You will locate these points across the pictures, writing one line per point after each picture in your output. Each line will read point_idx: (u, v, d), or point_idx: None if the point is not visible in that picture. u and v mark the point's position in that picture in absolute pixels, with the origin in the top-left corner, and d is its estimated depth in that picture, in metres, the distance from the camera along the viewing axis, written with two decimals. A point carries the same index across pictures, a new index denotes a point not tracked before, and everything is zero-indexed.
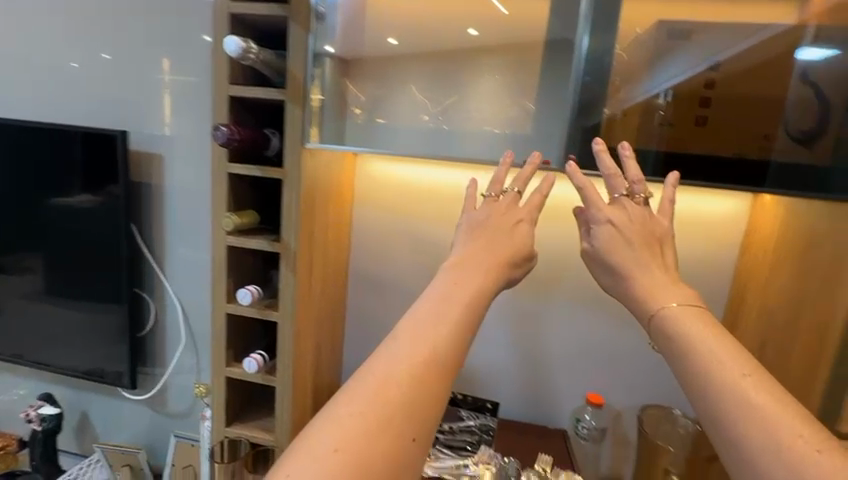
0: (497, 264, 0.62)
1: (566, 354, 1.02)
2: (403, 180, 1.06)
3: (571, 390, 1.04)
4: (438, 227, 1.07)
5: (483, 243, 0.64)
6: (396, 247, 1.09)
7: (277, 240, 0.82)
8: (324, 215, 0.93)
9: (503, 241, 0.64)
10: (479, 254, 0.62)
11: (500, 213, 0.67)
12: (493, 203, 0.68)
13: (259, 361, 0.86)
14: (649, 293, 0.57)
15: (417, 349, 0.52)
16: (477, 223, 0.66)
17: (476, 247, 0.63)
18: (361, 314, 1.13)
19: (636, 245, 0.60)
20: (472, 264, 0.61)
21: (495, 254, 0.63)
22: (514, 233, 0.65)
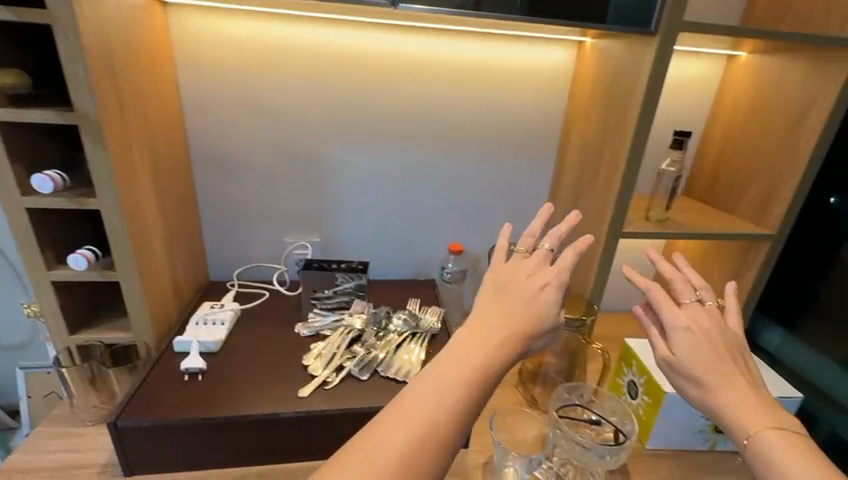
0: (498, 340, 0.56)
1: (427, 210, 1.14)
2: (238, 42, 0.94)
3: (433, 243, 1.17)
4: (286, 98, 1.00)
5: (495, 315, 0.58)
6: (243, 124, 1.01)
7: (68, 110, 0.66)
8: (137, 82, 0.78)
9: (510, 311, 0.59)
10: (490, 326, 0.57)
11: (524, 275, 0.62)
12: (519, 267, 0.64)
13: (90, 259, 0.76)
14: (738, 410, 0.58)
15: (417, 424, 0.48)
16: (508, 287, 0.62)
17: (489, 320, 0.58)
18: (218, 202, 1.07)
19: (709, 345, 0.62)
20: (476, 340, 0.56)
21: (505, 328, 0.57)
22: (527, 303, 0.60)
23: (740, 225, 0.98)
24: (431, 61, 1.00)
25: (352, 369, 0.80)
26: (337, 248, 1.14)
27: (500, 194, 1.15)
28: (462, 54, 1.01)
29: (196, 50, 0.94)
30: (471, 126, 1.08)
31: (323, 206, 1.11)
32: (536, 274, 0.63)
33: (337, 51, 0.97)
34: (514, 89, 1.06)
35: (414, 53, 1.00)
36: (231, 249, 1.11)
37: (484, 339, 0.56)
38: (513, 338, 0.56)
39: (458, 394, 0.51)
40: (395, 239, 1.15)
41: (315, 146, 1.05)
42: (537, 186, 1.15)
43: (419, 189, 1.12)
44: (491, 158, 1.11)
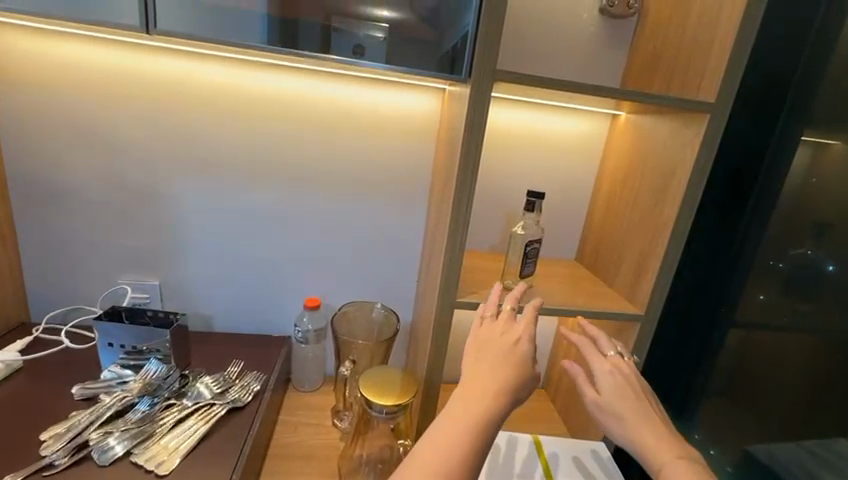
0: (498, 383, 0.54)
1: (283, 260, 1.02)
2: (60, 62, 0.85)
3: (290, 295, 1.05)
4: (118, 127, 0.90)
5: (482, 369, 0.55)
6: (68, 152, 0.90)
7: None
8: None
9: (497, 363, 0.56)
10: (486, 374, 0.54)
11: (498, 333, 0.60)
12: (488, 326, 0.62)
13: None
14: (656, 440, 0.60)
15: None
16: (487, 346, 0.59)
17: (481, 371, 0.55)
18: (40, 236, 0.95)
19: (629, 388, 0.66)
20: (470, 388, 0.53)
21: (495, 378, 0.54)
22: (505, 357, 0.57)
23: (614, 302, 0.84)
24: (285, 98, 0.92)
25: (91, 451, 0.65)
26: (181, 296, 1.02)
27: (367, 247, 1.04)
28: (318, 93, 0.92)
29: (14, 67, 0.85)
30: (331, 170, 0.98)
31: (162, 248, 0.98)
32: (508, 322, 0.62)
33: (179, 82, 0.89)
34: (378, 134, 0.96)
35: (264, 89, 0.91)
36: (54, 288, 0.98)
37: (485, 387, 0.53)
38: (509, 386, 0.54)
39: (463, 438, 0.48)
40: (248, 288, 1.03)
41: (152, 181, 0.94)
42: (413, 239, 1.04)
43: (273, 235, 1.01)
44: (355, 207, 1.01)
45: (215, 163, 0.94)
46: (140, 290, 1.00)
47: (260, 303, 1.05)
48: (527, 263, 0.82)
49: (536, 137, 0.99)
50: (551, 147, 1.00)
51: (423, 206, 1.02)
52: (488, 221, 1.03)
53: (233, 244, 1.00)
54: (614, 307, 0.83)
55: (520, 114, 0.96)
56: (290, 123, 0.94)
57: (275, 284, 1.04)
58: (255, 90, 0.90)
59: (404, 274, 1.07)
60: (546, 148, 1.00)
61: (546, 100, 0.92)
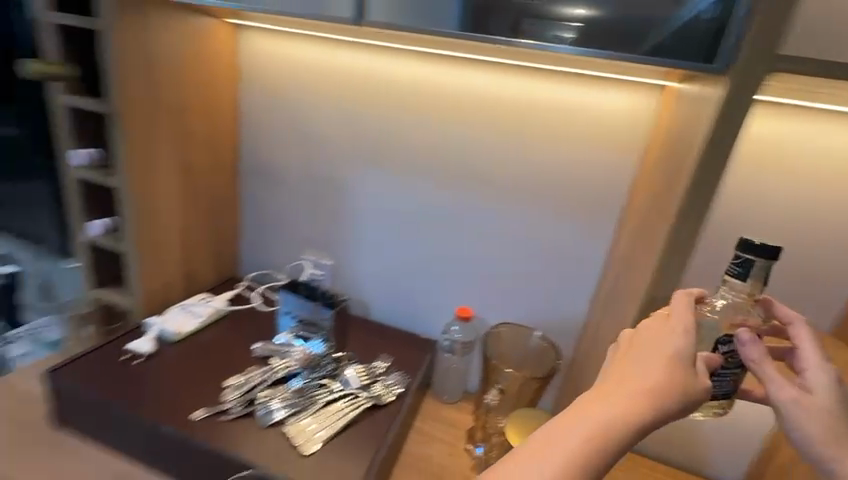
0: (646, 390, 0.42)
1: (442, 264, 0.99)
2: (288, 62, 0.97)
3: (445, 298, 1.01)
4: (322, 119, 0.99)
5: (627, 365, 0.45)
6: (282, 140, 1.03)
7: (106, 101, 0.79)
8: (177, 93, 0.88)
9: (644, 366, 0.44)
10: (632, 378, 0.43)
11: (656, 335, 0.47)
12: (650, 326, 0.49)
13: (107, 227, 0.88)
14: None
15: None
16: (639, 344, 0.47)
17: (626, 368, 0.45)
18: (253, 211, 1.12)
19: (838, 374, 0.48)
20: (610, 390, 0.43)
21: (648, 378, 0.43)
22: (665, 361, 0.44)
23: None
24: (473, 95, 0.87)
25: (256, 410, 0.73)
26: (347, 279, 1.08)
27: (533, 265, 0.92)
28: (511, 89, 0.84)
29: (256, 67, 1.00)
30: (510, 177, 0.89)
31: (338, 235, 1.06)
32: (673, 316, 0.48)
33: (375, 77, 0.92)
34: (570, 139, 0.83)
35: (454, 85, 0.87)
36: (258, 257, 1.15)
37: (625, 391, 0.42)
38: (663, 391, 0.42)
39: (588, 440, 0.40)
40: (405, 286, 1.04)
41: (340, 172, 1.01)
42: (593, 264, 0.88)
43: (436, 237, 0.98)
44: (531, 218, 0.90)
45: (396, 158, 0.95)
46: (316, 266, 1.09)
47: (414, 300, 1.04)
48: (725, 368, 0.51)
49: (801, 154, 0.71)
50: (824, 170, 0.71)
51: (612, 227, 0.85)
52: (706, 260, 0.79)
53: (398, 240, 1.01)
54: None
55: (779, 122, 0.71)
56: (475, 121, 0.88)
57: (432, 286, 1.02)
58: (445, 87, 0.88)
59: (573, 301, 0.92)
60: (817, 172, 0.71)
61: (834, 103, 0.64)
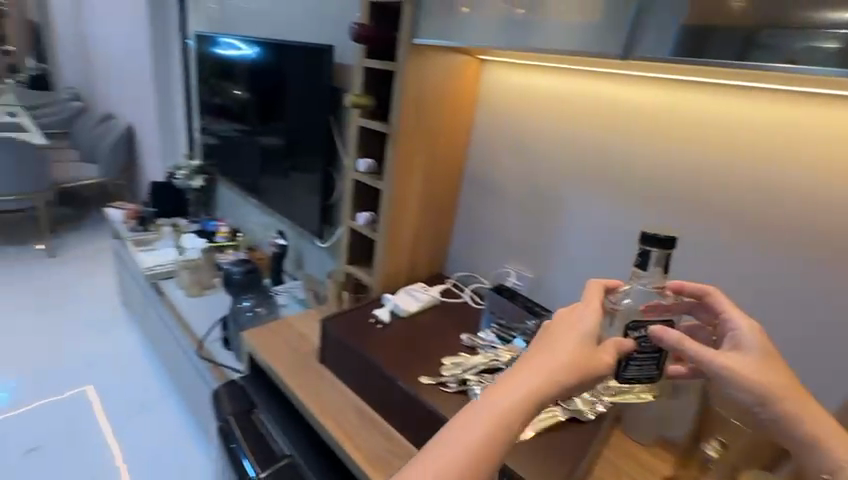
0: (559, 366, 0.53)
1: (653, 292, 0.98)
2: (525, 94, 1.12)
3: None
4: (549, 145, 1.10)
5: (549, 335, 0.58)
6: (506, 161, 1.18)
7: (389, 125, 1.02)
8: (435, 118, 1.08)
9: (551, 341, 0.57)
10: (547, 355, 0.55)
11: (568, 323, 0.59)
12: (565, 316, 0.60)
13: (368, 219, 1.14)
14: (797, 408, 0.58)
15: (489, 430, 0.49)
16: (551, 326, 0.59)
17: (550, 347, 0.56)
18: (467, 219, 1.29)
19: (761, 340, 0.62)
20: (539, 361, 0.54)
21: (567, 354, 0.55)
22: (572, 340, 0.57)
23: (815, 410, 0.58)
24: (721, 121, 0.86)
25: (470, 389, 0.84)
26: (547, 290, 1.15)
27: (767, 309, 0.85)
28: (771, 114, 0.80)
29: (496, 98, 1.17)
30: (751, 211, 0.84)
31: (544, 249, 1.14)
32: (577, 309, 0.61)
33: (611, 103, 0.99)
34: (797, 170, 0.79)
35: (698, 111, 0.88)
36: (462, 259, 1.31)
37: (529, 352, 0.56)
38: (566, 362, 0.54)
39: (523, 400, 0.51)
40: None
41: (558, 193, 1.11)
42: None
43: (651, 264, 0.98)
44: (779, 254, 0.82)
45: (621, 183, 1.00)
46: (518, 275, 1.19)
47: None
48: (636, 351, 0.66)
49: None
50: None
51: None
52: None
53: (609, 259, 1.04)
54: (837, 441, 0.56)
55: None
56: (720, 147, 0.86)
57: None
58: (688, 114, 0.89)
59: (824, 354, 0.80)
60: None
61: None
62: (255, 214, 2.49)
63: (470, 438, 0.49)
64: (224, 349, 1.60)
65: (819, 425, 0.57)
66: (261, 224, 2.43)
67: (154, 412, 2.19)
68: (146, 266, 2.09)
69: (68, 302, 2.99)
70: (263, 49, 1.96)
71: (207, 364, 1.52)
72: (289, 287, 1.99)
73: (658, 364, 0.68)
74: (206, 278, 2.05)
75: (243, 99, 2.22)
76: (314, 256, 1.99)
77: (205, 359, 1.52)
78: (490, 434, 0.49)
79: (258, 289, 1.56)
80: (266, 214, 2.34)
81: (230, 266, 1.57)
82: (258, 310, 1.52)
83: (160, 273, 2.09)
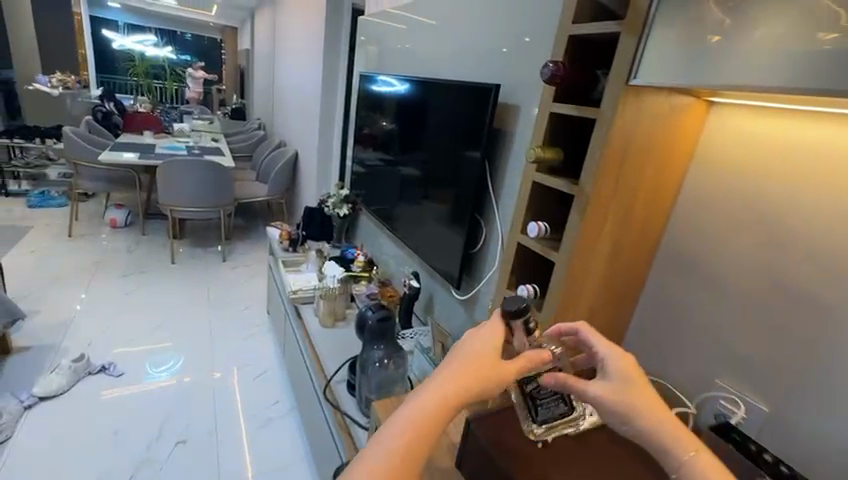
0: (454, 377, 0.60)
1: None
2: (773, 147, 0.78)
3: None
4: (810, 221, 0.74)
5: (461, 348, 0.65)
6: (730, 236, 0.85)
7: (576, 185, 0.81)
8: (638, 177, 0.82)
9: (460, 349, 0.65)
10: (452, 374, 0.60)
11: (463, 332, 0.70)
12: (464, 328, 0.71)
13: (531, 293, 0.92)
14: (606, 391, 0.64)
15: (415, 425, 0.55)
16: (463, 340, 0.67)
17: (467, 356, 0.63)
18: (663, 306, 0.99)
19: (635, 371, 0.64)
20: (463, 373, 0.60)
21: (475, 361, 0.62)
22: (471, 343, 0.66)
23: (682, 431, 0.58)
24: None
25: None
26: (790, 434, 0.78)
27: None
28: None
29: (723, 150, 0.86)
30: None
31: (792, 376, 0.77)
32: (478, 332, 0.67)
33: None
34: None
35: None
36: (654, 356, 1.01)
37: (456, 364, 0.61)
38: (481, 373, 0.61)
39: (444, 403, 0.57)
40: None
41: (823, 296, 0.73)
42: None
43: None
44: None
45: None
46: (740, 406, 0.84)
47: None
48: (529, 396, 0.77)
49: None
50: None
51: None
52: None
53: None
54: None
55: None
56: None
57: None
58: None
59: None
60: None
61: None
62: (389, 246, 2.49)
63: (396, 445, 0.54)
64: (350, 395, 1.54)
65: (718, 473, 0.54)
66: (394, 258, 2.42)
67: (278, 427, 2.27)
68: (291, 288, 2.22)
69: (229, 304, 3.41)
70: (414, 86, 1.94)
71: (333, 411, 1.47)
72: (415, 332, 1.88)
73: (564, 400, 0.79)
74: (340, 308, 2.07)
75: (390, 135, 2.25)
76: (446, 303, 1.85)
77: (333, 406, 1.48)
78: (407, 444, 0.54)
79: (388, 339, 1.47)
80: (401, 249, 2.31)
81: (363, 310, 1.51)
82: (386, 362, 1.42)
83: (303, 296, 2.20)
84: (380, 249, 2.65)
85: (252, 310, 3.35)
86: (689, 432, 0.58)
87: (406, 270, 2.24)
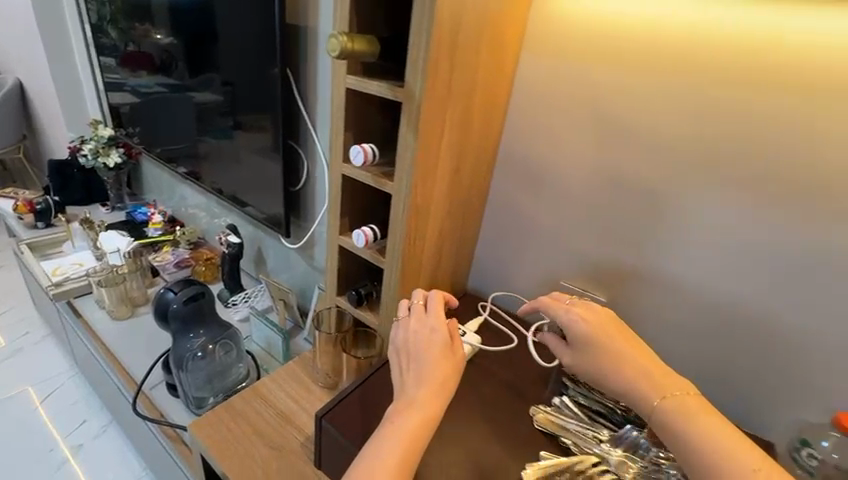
0: (412, 410, 0.51)
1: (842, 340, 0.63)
2: (605, 28, 0.70)
3: (783, 378, 0.69)
4: (642, 111, 0.71)
5: (414, 354, 0.57)
6: (570, 136, 0.79)
7: (400, 86, 0.61)
8: (471, 71, 0.66)
9: (413, 358, 0.57)
10: (410, 392, 0.53)
11: (406, 328, 0.61)
12: (405, 324, 0.62)
13: (371, 237, 0.74)
14: (579, 343, 0.61)
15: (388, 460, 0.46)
16: (410, 344, 0.59)
17: (427, 362, 0.56)
18: (504, 217, 0.92)
19: (594, 326, 0.61)
20: (430, 389, 0.53)
21: (433, 365, 0.55)
22: (418, 348, 0.58)
23: (661, 377, 0.53)
24: None
25: None
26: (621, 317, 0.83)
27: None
28: None
29: (552, 36, 0.75)
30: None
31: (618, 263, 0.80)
32: (425, 324, 0.60)
33: (749, 48, 0.60)
34: None
35: None
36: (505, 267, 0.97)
37: (417, 384, 0.54)
38: (446, 379, 0.54)
39: (413, 427, 0.50)
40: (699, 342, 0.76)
41: (655, 186, 0.73)
42: None
43: (836, 296, 0.62)
44: None
45: (787, 174, 0.62)
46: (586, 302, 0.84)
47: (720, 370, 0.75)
48: (377, 285, 0.86)
49: None
50: None
51: None
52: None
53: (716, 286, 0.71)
54: (769, 470, 0.43)
55: None
56: None
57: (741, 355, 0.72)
58: None
59: None
60: None
61: None
62: (191, 197, 1.98)
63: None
64: (174, 398, 1.19)
65: (703, 418, 0.48)
66: (200, 211, 1.93)
67: (88, 455, 1.74)
68: (52, 281, 1.58)
69: None
70: None
71: (156, 426, 1.13)
72: (249, 294, 1.58)
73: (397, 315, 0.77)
74: (135, 290, 1.57)
75: (162, 52, 1.66)
76: (280, 254, 1.57)
77: (153, 420, 1.13)
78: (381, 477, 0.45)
79: (208, 319, 1.16)
80: (207, 198, 1.85)
81: (162, 291, 1.13)
82: (212, 347, 1.13)
83: (74, 288, 1.60)
84: (179, 203, 2.09)
85: (8, 315, 2.42)
86: (672, 378, 0.53)
87: (222, 222, 1.83)
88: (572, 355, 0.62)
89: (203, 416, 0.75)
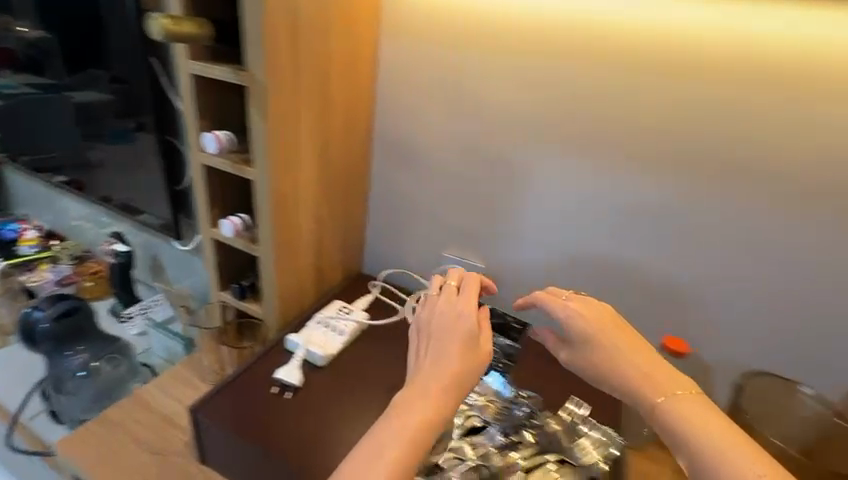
0: (438, 388, 0.51)
1: (664, 276, 0.73)
2: (449, 10, 0.74)
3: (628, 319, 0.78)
4: (491, 86, 0.76)
5: (440, 329, 0.56)
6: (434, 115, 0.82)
7: (243, 69, 0.61)
8: (321, 52, 0.67)
9: (436, 334, 0.56)
10: (433, 369, 0.53)
11: (431, 305, 0.60)
12: (431, 301, 0.61)
13: (240, 226, 0.74)
14: (579, 341, 0.57)
15: (404, 433, 0.47)
16: (433, 319, 0.58)
17: (451, 341, 0.55)
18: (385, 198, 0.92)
19: (593, 319, 0.57)
20: (457, 368, 0.52)
21: (456, 343, 0.54)
22: (447, 327, 0.56)
23: (659, 376, 0.51)
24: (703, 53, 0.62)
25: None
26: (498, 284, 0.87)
27: (815, 293, 0.65)
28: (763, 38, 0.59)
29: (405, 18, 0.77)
30: (795, 166, 0.61)
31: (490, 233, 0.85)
32: (457, 303, 0.59)
33: (564, 29, 0.68)
34: (801, 115, 0.59)
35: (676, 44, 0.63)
36: None
37: (439, 362, 0.53)
38: (471, 356, 0.54)
39: (430, 401, 0.50)
40: None
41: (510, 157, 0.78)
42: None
43: (664, 242, 0.72)
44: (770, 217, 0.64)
45: (610, 139, 0.70)
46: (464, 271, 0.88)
47: None
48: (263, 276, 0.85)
49: None
50: None
51: None
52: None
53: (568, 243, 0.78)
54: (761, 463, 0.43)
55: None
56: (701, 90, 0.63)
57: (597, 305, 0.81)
58: (663, 42, 0.64)
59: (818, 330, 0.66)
60: None
61: None
62: (71, 208, 1.78)
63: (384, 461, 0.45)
64: (59, 426, 1.09)
65: (703, 419, 0.47)
66: (83, 223, 1.74)
67: None
68: None
69: None
70: None
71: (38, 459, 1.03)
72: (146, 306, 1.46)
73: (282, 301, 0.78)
74: None
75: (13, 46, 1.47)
76: (177, 259, 1.47)
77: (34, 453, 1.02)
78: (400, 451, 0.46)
79: (90, 335, 1.07)
80: (89, 207, 1.68)
81: (29, 311, 1.03)
82: (96, 365, 1.04)
83: None
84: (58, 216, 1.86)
85: None
86: (680, 378, 0.51)
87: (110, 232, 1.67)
88: (571, 355, 0.58)
89: (74, 435, 0.70)
